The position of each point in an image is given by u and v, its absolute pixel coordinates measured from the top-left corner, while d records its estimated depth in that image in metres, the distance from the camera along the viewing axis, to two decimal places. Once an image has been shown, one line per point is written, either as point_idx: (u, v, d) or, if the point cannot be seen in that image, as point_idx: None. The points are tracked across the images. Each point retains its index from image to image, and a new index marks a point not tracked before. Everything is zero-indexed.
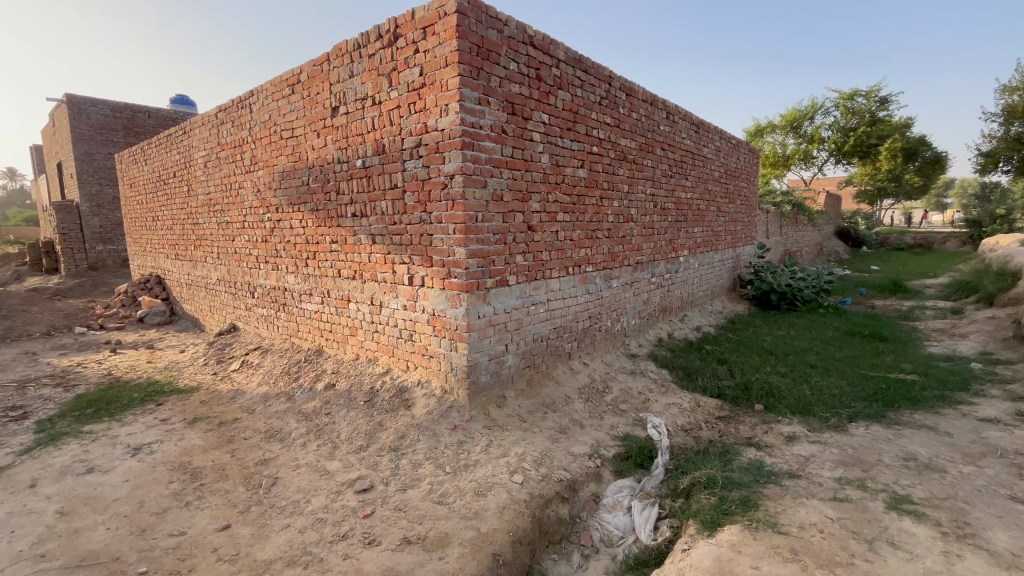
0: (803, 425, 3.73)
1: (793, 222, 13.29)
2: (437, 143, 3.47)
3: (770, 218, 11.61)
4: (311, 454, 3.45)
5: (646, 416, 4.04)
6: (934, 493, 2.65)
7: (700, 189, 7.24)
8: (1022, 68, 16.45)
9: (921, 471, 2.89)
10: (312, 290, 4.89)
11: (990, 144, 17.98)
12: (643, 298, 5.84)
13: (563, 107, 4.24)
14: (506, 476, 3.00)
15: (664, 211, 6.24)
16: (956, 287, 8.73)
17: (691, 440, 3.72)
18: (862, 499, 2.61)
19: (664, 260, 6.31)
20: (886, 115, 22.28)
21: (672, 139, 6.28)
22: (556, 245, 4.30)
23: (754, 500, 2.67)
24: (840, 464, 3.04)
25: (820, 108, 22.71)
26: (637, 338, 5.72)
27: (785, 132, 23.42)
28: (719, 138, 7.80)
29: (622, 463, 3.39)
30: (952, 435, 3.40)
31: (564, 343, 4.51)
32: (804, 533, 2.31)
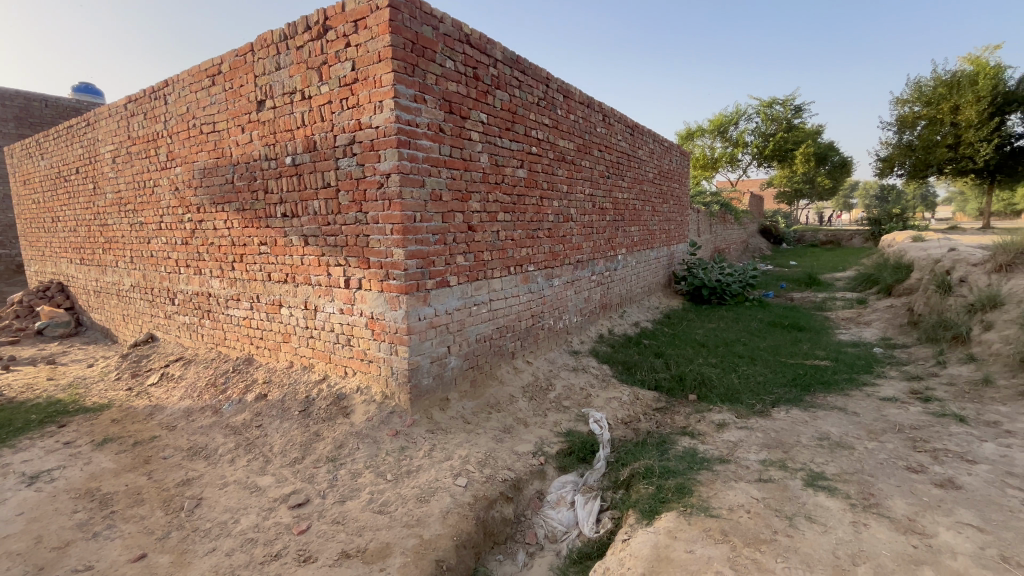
0: (732, 412, 3.97)
1: (721, 221, 14.14)
2: (371, 141, 3.36)
3: (701, 217, 12.28)
4: (240, 470, 3.23)
5: (587, 411, 4.13)
6: (844, 468, 2.90)
7: (636, 189, 7.52)
8: (911, 83, 18.47)
9: (833, 449, 3.15)
10: (239, 295, 4.59)
11: (886, 150, 20.04)
12: (584, 296, 5.98)
13: (501, 107, 4.24)
14: (450, 479, 2.96)
15: (603, 210, 6.42)
16: (860, 279, 9.64)
17: (631, 433, 3.85)
18: (784, 479, 2.81)
19: (603, 258, 6.50)
20: (800, 123, 24.23)
21: (609, 141, 6.46)
22: (497, 245, 4.30)
23: (689, 486, 2.80)
24: (764, 447, 3.26)
25: (743, 115, 24.32)
26: (579, 335, 5.85)
27: (713, 137, 24.88)
28: (653, 141, 8.13)
29: (565, 459, 3.45)
30: (858, 415, 3.73)
31: (508, 342, 4.52)
32: (733, 515, 2.45)
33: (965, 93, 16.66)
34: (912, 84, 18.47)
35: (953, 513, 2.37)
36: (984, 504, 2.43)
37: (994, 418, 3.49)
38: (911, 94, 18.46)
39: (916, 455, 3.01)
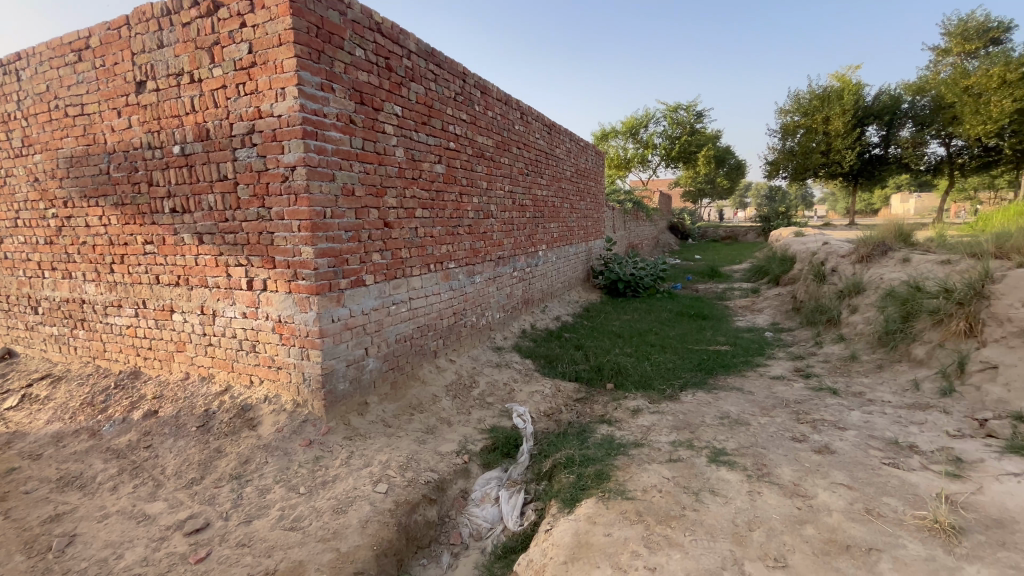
0: (645, 398, 4.20)
1: (634, 218, 14.95)
2: (273, 130, 3.12)
3: (615, 215, 12.89)
4: (124, 499, 2.86)
5: (511, 406, 4.17)
6: (742, 443, 3.18)
7: (554, 187, 7.71)
8: (791, 95, 20.73)
9: (732, 426, 3.45)
10: (120, 301, 4.07)
11: (773, 155, 22.34)
12: (506, 292, 6.03)
13: (416, 100, 4.13)
14: (369, 487, 2.84)
15: (522, 207, 6.50)
16: (754, 270, 10.66)
17: (553, 425, 3.94)
18: (691, 457, 3.02)
19: (524, 254, 6.59)
20: (702, 127, 26.27)
21: (527, 139, 6.55)
22: (416, 242, 4.20)
23: (606, 472, 2.92)
24: (674, 429, 3.48)
25: (652, 118, 25.89)
26: (502, 331, 5.88)
27: (626, 138, 26.22)
28: (569, 140, 8.37)
29: (489, 455, 3.45)
30: (753, 394, 4.12)
31: (429, 341, 4.44)
32: (646, 496, 2.59)
33: (833, 106, 19.04)
34: (792, 96, 20.74)
35: (829, 475, 2.68)
36: (853, 465, 2.78)
37: (860, 389, 4.01)
38: (792, 105, 20.72)
39: (799, 426, 3.38)
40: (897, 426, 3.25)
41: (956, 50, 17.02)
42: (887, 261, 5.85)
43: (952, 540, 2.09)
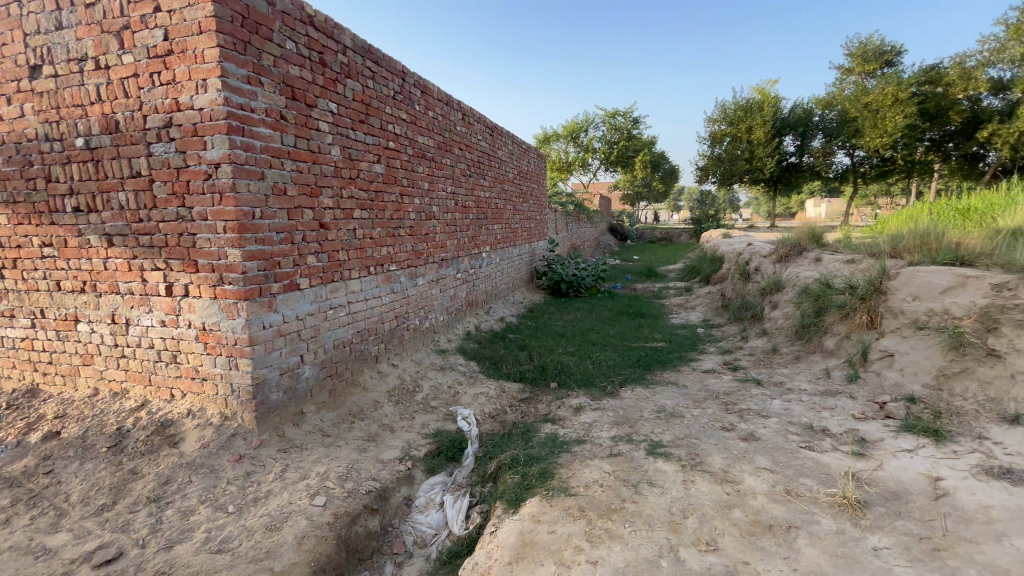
0: (587, 395, 4.31)
1: (575, 220, 15.32)
2: (194, 124, 2.91)
3: (558, 217, 13.15)
4: (19, 532, 2.55)
5: (456, 409, 4.13)
6: (677, 434, 3.34)
7: (497, 189, 7.74)
8: (718, 106, 22.10)
9: (667, 419, 3.61)
10: (14, 310, 3.63)
11: (703, 161, 23.71)
12: (449, 294, 5.97)
13: (353, 98, 3.99)
14: (306, 501, 2.71)
15: (465, 209, 6.47)
16: (687, 270, 11.26)
17: (498, 426, 3.95)
18: (630, 451, 3.14)
19: (468, 256, 6.56)
20: (638, 133, 27.39)
21: (469, 140, 6.53)
22: (355, 243, 4.06)
23: (550, 470, 2.97)
24: (614, 424, 3.60)
25: (592, 123, 26.66)
26: (446, 333, 5.82)
27: (567, 142, 26.82)
28: (511, 142, 8.44)
29: (433, 460, 3.40)
30: (687, 387, 4.34)
31: (370, 346, 4.31)
32: (588, 491, 2.66)
33: (755, 117, 20.51)
34: (719, 107, 22.12)
35: (754, 461, 2.87)
36: (774, 450, 2.99)
37: (780, 379, 4.33)
38: (719, 114, 22.08)
39: (728, 416, 3.60)
40: (812, 412, 3.55)
41: (858, 70, 18.87)
42: (802, 260, 6.37)
43: (858, 513, 2.31)
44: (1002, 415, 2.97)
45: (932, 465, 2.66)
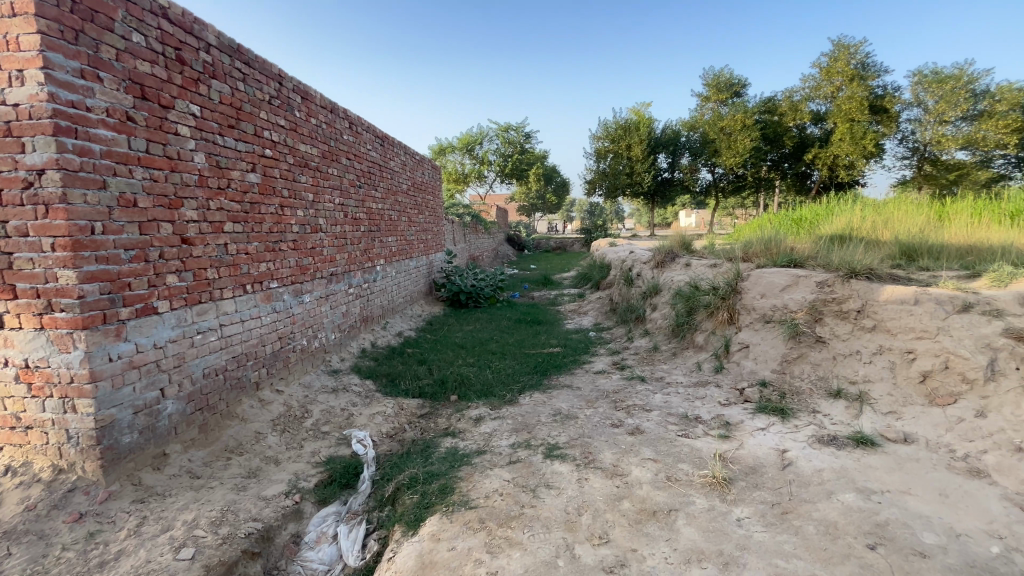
0: (487, 405, 4.33)
1: (473, 231, 15.44)
2: (7, 122, 2.45)
3: (455, 228, 13.15)
4: None
5: (350, 432, 3.90)
6: (572, 435, 3.49)
7: (390, 201, 7.54)
8: (601, 124, 23.84)
9: (563, 421, 3.76)
10: None
11: (590, 175, 25.35)
12: (341, 311, 5.65)
13: (220, 100, 3.64)
14: (169, 556, 2.36)
15: (356, 221, 6.20)
16: (579, 277, 11.90)
17: (396, 445, 3.81)
18: (528, 456, 3.21)
19: (360, 270, 6.28)
20: (530, 147, 28.50)
21: (357, 150, 6.28)
22: (226, 260, 3.67)
23: (450, 485, 2.92)
24: (514, 432, 3.66)
25: (486, 136, 27.20)
26: (338, 352, 5.49)
27: (462, 154, 27.03)
28: (404, 153, 8.28)
29: (325, 490, 3.17)
30: (581, 389, 4.57)
31: (249, 372, 3.91)
32: (488, 502, 2.66)
33: (633, 136, 22.47)
34: (602, 125, 23.86)
35: (640, 453, 3.10)
36: (657, 441, 3.26)
37: (661, 374, 4.75)
38: (602, 132, 23.81)
39: (617, 413, 3.85)
40: (687, 402, 3.93)
41: (714, 98, 21.56)
42: (675, 265, 7.07)
43: (725, 490, 2.60)
44: (829, 391, 3.54)
45: (781, 440, 3.09)
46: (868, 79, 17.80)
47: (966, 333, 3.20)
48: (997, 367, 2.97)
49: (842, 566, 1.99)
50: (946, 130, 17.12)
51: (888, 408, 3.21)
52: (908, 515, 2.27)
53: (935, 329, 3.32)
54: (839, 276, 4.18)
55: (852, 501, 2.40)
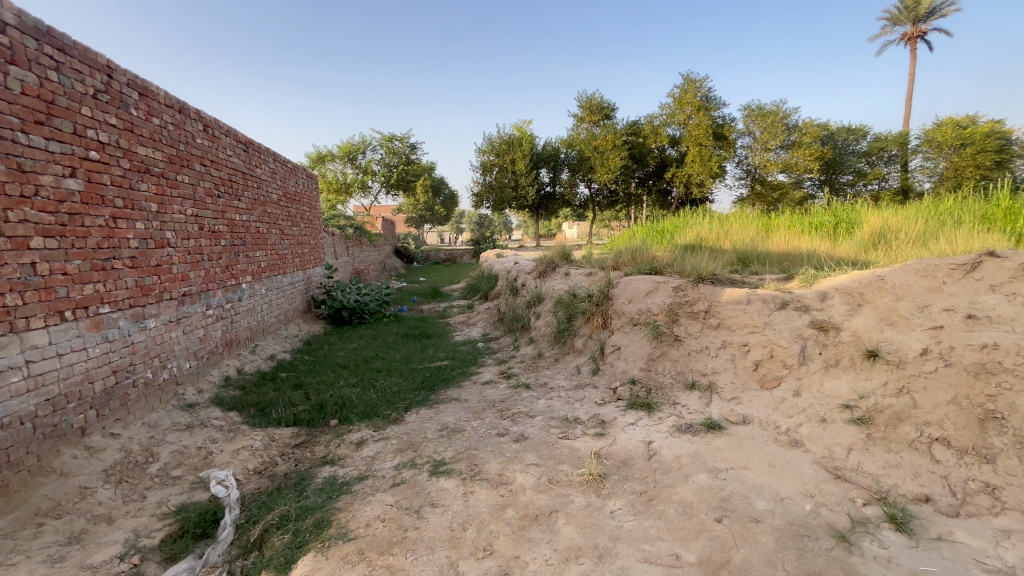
0: (370, 426, 4.11)
1: (357, 243, 14.74)
2: None
3: (336, 240, 12.43)
4: None
5: (208, 473, 3.43)
6: (458, 449, 3.46)
7: (257, 212, 6.88)
8: (486, 139, 24.45)
9: (449, 436, 3.73)
10: None
11: (477, 187, 25.77)
12: (197, 335, 4.99)
13: (23, 91, 3.03)
14: None
15: (214, 234, 5.54)
16: (468, 288, 11.97)
17: (266, 481, 3.44)
18: (413, 476, 3.12)
19: (221, 289, 5.61)
20: (416, 158, 28.15)
21: (214, 155, 5.64)
22: (35, 282, 3.05)
23: (326, 519, 2.71)
24: (398, 452, 3.53)
25: (369, 145, 26.23)
26: (194, 383, 4.83)
27: (343, 163, 25.76)
28: (273, 160, 7.63)
29: (175, 544, 2.73)
30: (468, 401, 4.57)
31: (70, 416, 3.26)
32: (369, 530, 2.52)
33: (516, 150, 23.34)
34: (487, 139, 24.46)
35: (524, 459, 3.18)
36: (539, 445, 3.37)
37: (544, 380, 4.94)
38: (487, 146, 24.40)
39: (502, 422, 3.92)
40: (567, 405, 4.14)
41: (587, 119, 23.27)
42: (556, 275, 7.45)
43: (600, 485, 2.78)
44: (685, 384, 3.98)
45: (648, 432, 3.39)
46: (711, 110, 20.69)
47: (784, 326, 3.82)
48: (807, 353, 3.59)
49: (696, 542, 2.23)
50: (769, 156, 20.57)
51: (731, 394, 3.70)
52: (746, 487, 2.63)
53: (763, 324, 3.93)
54: (690, 282, 4.75)
55: (704, 480, 2.71)
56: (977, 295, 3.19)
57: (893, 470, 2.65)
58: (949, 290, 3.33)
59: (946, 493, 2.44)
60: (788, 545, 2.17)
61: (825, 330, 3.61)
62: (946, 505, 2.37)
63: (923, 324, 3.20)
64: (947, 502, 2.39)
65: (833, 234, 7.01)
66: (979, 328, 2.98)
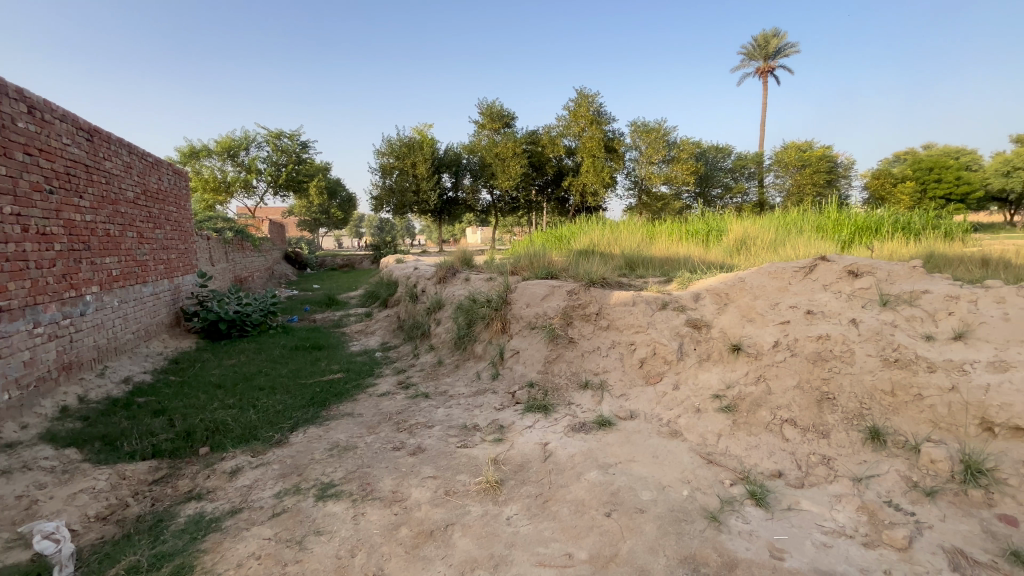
0: (248, 452, 3.69)
1: (239, 248, 13.39)
2: None
3: (213, 245, 11.16)
4: None
5: (31, 526, 2.81)
6: (349, 468, 3.23)
7: (105, 211, 5.90)
8: (385, 141, 23.69)
9: (340, 455, 3.47)
10: None
11: (376, 190, 24.81)
12: (19, 359, 4.12)
13: None
14: None
15: (44, 236, 4.63)
16: (366, 295, 11.42)
17: (112, 527, 2.92)
18: (297, 503, 2.85)
19: (55, 302, 4.70)
20: (309, 158, 26.37)
21: (43, 143, 4.72)
22: None
23: (188, 564, 2.36)
24: (280, 478, 3.20)
25: (253, 141, 24.00)
26: (15, 418, 3.97)
27: (222, 159, 23.28)
28: (128, 152, 6.61)
29: None
30: (362, 415, 4.31)
31: None
32: (242, 571, 2.24)
33: (417, 154, 22.91)
34: (385, 142, 23.71)
35: (420, 472, 3.06)
36: (437, 457, 3.27)
37: (444, 388, 4.84)
38: (386, 149, 23.63)
39: (398, 435, 3.75)
40: (466, 412, 4.09)
41: (488, 126, 23.60)
42: (456, 280, 7.38)
43: (497, 492, 2.76)
44: (579, 384, 4.14)
45: (544, 434, 3.46)
46: (602, 124, 22.12)
47: (665, 325, 4.14)
48: (684, 349, 3.91)
49: (587, 539, 2.30)
50: (653, 169, 22.49)
51: (620, 391, 3.92)
52: (632, 479, 2.78)
53: (646, 324, 4.22)
54: (584, 285, 4.97)
55: (595, 477, 2.82)
56: (814, 293, 3.73)
57: (753, 451, 2.97)
58: (793, 290, 3.86)
59: (794, 468, 2.79)
60: (668, 531, 2.33)
61: (698, 327, 3.98)
62: (794, 478, 2.71)
63: (775, 320, 3.65)
64: (795, 475, 2.74)
65: (705, 240, 7.80)
66: (816, 321, 3.48)
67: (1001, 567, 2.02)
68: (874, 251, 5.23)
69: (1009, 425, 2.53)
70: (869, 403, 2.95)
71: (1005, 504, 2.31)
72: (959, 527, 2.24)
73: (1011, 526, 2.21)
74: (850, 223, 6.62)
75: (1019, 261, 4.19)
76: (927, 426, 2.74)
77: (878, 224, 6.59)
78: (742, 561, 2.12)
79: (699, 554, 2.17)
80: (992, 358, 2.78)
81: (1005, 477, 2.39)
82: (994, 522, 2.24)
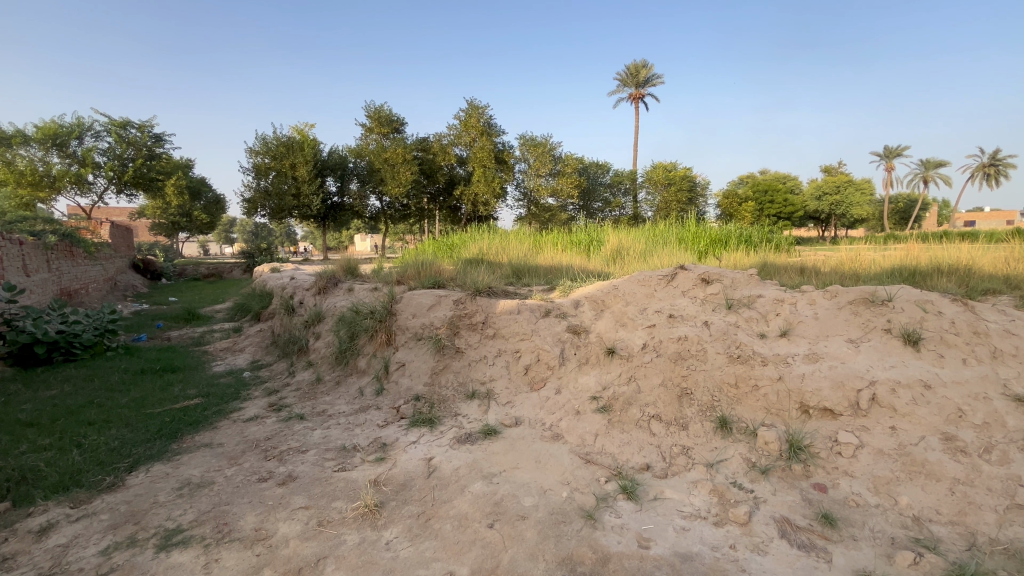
0: (66, 502, 3.02)
1: (66, 255, 11.19)
2: None
3: (28, 251, 9.18)
4: None
5: None
6: (203, 509, 2.82)
7: None
8: (258, 139, 21.64)
9: (191, 494, 3.01)
10: None
11: (249, 192, 22.51)
12: None
13: None
14: None
15: None
16: (235, 308, 10.24)
17: None
18: (131, 558, 2.41)
19: None
20: (164, 152, 23.07)
21: None
22: None
23: None
24: (109, 530, 2.68)
25: (88, 129, 20.36)
26: None
27: (44, 148, 19.35)
28: None
29: None
30: (223, 445, 3.82)
31: None
32: None
33: (296, 155, 21.28)
34: (259, 139, 21.66)
35: (290, 504, 2.78)
36: (310, 484, 3.00)
37: (322, 408, 4.48)
38: (259, 147, 21.57)
39: (266, 464, 3.37)
40: (346, 432, 3.84)
41: (376, 130, 22.78)
42: (337, 290, 6.93)
43: (376, 516, 2.60)
44: (466, 394, 4.11)
45: (429, 449, 3.36)
46: (492, 136, 22.60)
47: (547, 332, 4.29)
48: (565, 355, 4.09)
49: (469, 553, 2.28)
50: (541, 181, 23.49)
51: (506, 399, 3.96)
52: (515, 487, 2.82)
53: (531, 332, 4.33)
54: (470, 295, 4.97)
55: (478, 489, 2.80)
56: (675, 299, 4.13)
57: (626, 447, 3.19)
58: (658, 296, 4.24)
59: (659, 459, 3.05)
60: (548, 534, 2.39)
61: (578, 333, 4.18)
62: (659, 470, 2.96)
63: (643, 324, 3.98)
64: (660, 466, 2.99)
65: (586, 250, 8.29)
66: (677, 324, 3.86)
67: (816, 529, 2.40)
68: (723, 261, 6.00)
69: (819, 407, 3.03)
70: (718, 395, 3.33)
71: (818, 474, 2.75)
72: (786, 497, 2.62)
73: (822, 493, 2.64)
74: (705, 236, 7.51)
75: (828, 270, 5.07)
76: (762, 412, 3.17)
77: (726, 237, 7.58)
78: (614, 554, 2.25)
79: (576, 553, 2.26)
80: (807, 351, 3.33)
81: (818, 451, 2.85)
82: (810, 490, 2.66)
